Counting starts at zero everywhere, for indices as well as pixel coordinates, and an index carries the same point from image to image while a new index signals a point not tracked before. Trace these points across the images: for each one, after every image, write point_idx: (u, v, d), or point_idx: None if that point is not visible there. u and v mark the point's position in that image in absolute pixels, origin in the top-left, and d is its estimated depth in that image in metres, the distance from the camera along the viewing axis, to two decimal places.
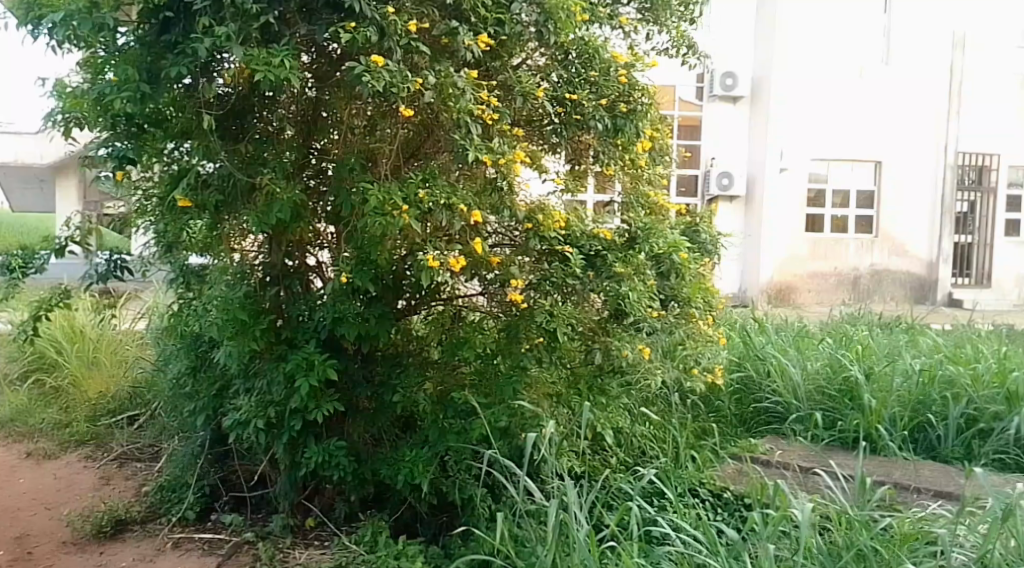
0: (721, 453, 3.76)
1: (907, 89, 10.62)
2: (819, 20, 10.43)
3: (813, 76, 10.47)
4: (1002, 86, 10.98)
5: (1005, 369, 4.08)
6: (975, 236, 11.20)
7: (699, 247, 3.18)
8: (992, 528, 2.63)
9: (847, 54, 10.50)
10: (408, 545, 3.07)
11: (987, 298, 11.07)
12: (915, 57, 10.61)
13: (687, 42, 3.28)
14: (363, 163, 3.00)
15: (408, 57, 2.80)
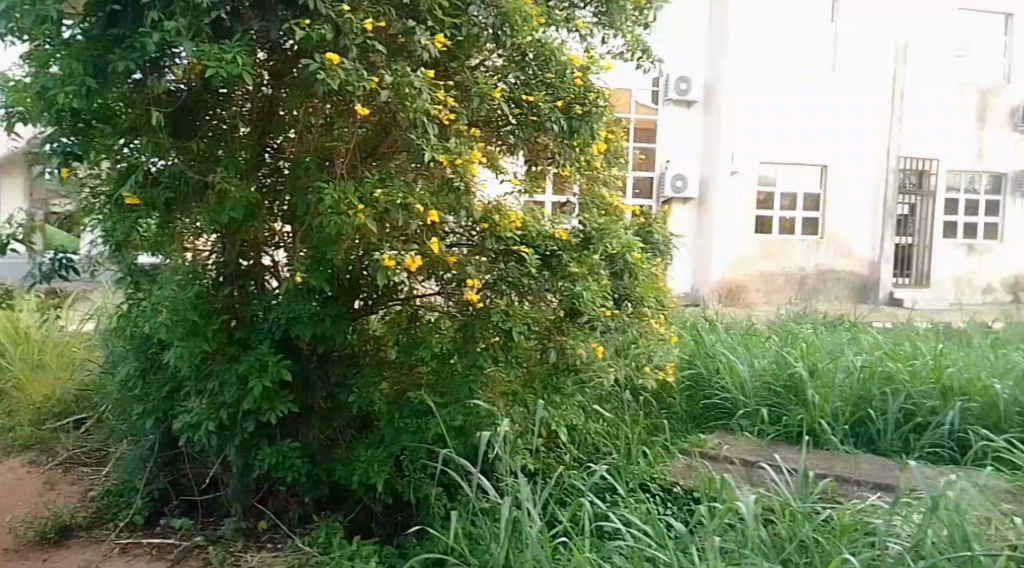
0: (671, 449, 3.86)
1: (851, 96, 11.13)
2: (770, 28, 10.79)
3: (764, 81, 10.83)
4: (942, 92, 11.56)
5: (940, 366, 4.26)
6: (916, 238, 12.05)
7: (652, 248, 3.25)
8: (925, 518, 2.74)
9: (795, 61, 10.92)
10: (362, 546, 3.07)
11: (925, 297, 11.82)
12: (860, 66, 11.11)
13: (642, 46, 3.33)
14: (318, 162, 3.00)
15: (366, 55, 2.80)
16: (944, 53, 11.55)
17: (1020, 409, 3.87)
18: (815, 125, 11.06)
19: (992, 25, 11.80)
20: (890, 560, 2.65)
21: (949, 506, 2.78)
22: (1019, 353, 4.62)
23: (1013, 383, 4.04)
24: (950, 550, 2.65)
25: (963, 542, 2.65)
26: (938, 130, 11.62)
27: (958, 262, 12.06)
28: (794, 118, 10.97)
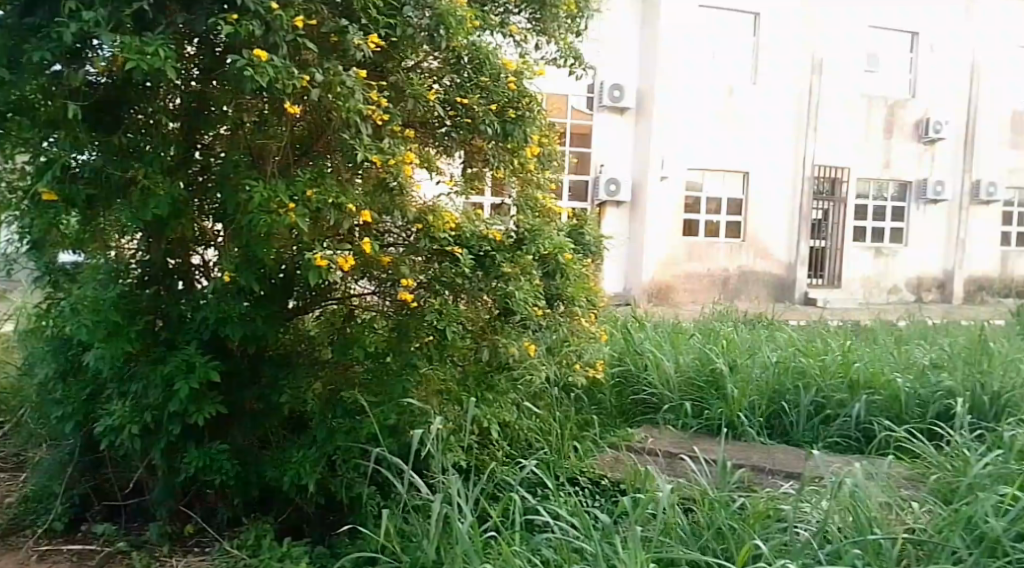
0: (601, 442, 4.01)
1: (769, 109, 12.35)
2: (698, 43, 11.90)
3: (691, 92, 11.91)
4: (850, 106, 12.88)
5: (848, 361, 4.52)
6: (828, 241, 13.27)
7: (582, 248, 3.40)
8: (830, 505, 2.89)
9: (719, 74, 12.09)
10: (292, 547, 3.12)
11: (833, 296, 12.99)
12: (777, 80, 12.29)
13: (574, 53, 3.62)
14: (247, 160, 2.97)
15: (297, 52, 2.77)
16: (854, 70, 12.87)
17: (920, 400, 4.13)
18: (737, 133, 12.21)
19: (899, 45, 13.18)
20: (797, 546, 2.79)
21: (850, 494, 2.94)
22: (921, 350, 4.94)
23: (913, 377, 4.34)
24: (855, 534, 2.80)
25: (865, 526, 2.81)
26: (846, 140, 12.93)
27: (864, 264, 13.37)
28: (718, 126, 12.09)
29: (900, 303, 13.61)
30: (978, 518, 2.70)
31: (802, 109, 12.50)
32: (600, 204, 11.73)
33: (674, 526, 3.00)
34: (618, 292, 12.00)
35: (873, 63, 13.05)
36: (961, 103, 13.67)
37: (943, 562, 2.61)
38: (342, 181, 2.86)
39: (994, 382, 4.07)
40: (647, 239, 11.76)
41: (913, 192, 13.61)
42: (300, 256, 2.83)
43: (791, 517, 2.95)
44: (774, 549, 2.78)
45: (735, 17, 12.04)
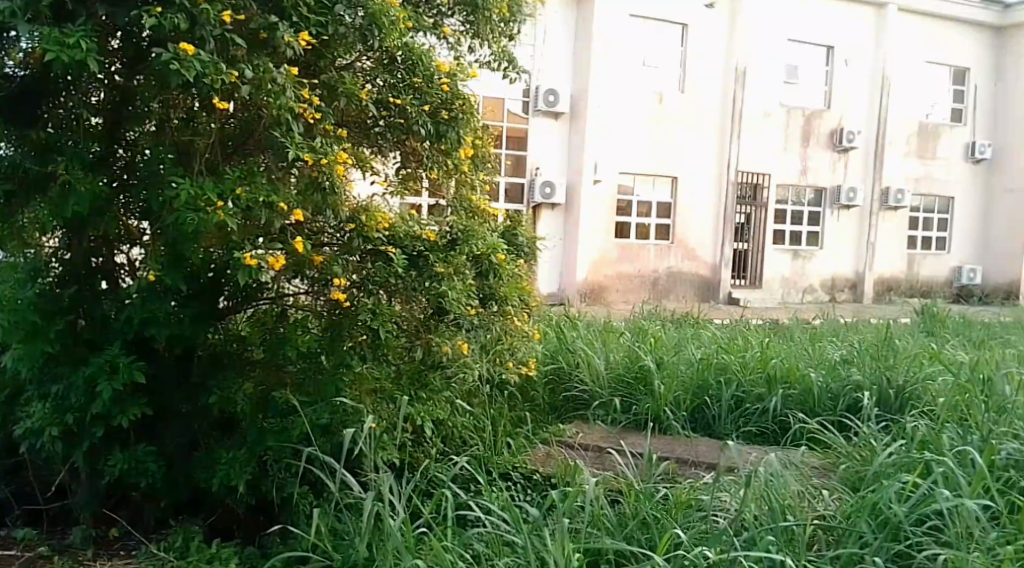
0: (534, 438, 4.10)
1: (696, 116, 12.80)
2: (629, 51, 12.28)
3: (623, 97, 12.24)
4: (770, 114, 13.43)
5: (767, 357, 4.72)
6: (750, 244, 13.65)
7: (517, 250, 3.56)
8: (746, 492, 3.01)
9: (649, 82, 12.51)
10: (220, 549, 3.10)
11: (755, 295, 13.40)
12: (703, 89, 12.78)
13: (507, 57, 3.76)
14: (171, 157, 2.86)
15: (225, 47, 2.73)
16: (773, 81, 13.47)
17: (831, 395, 4.35)
18: (665, 139, 12.60)
19: (814, 58, 13.89)
20: (715, 533, 2.90)
21: (765, 484, 3.07)
22: (834, 346, 5.19)
23: (825, 371, 4.56)
24: (769, 520, 2.92)
25: (779, 512, 2.94)
26: (767, 147, 13.46)
27: (781, 265, 13.85)
28: (648, 132, 12.48)
29: (814, 302, 14.04)
30: (882, 504, 2.84)
31: (727, 116, 12.96)
32: (536, 206, 11.87)
33: (602, 517, 3.07)
34: (552, 291, 12.12)
35: (791, 75, 13.69)
36: (872, 112, 14.33)
37: (850, 547, 2.76)
38: (276, 180, 2.83)
39: (898, 377, 4.30)
40: (581, 240, 11.92)
41: (828, 198, 14.19)
42: (228, 254, 2.76)
43: (709, 505, 3.08)
44: (692, 538, 2.87)
45: (664, 27, 12.52)
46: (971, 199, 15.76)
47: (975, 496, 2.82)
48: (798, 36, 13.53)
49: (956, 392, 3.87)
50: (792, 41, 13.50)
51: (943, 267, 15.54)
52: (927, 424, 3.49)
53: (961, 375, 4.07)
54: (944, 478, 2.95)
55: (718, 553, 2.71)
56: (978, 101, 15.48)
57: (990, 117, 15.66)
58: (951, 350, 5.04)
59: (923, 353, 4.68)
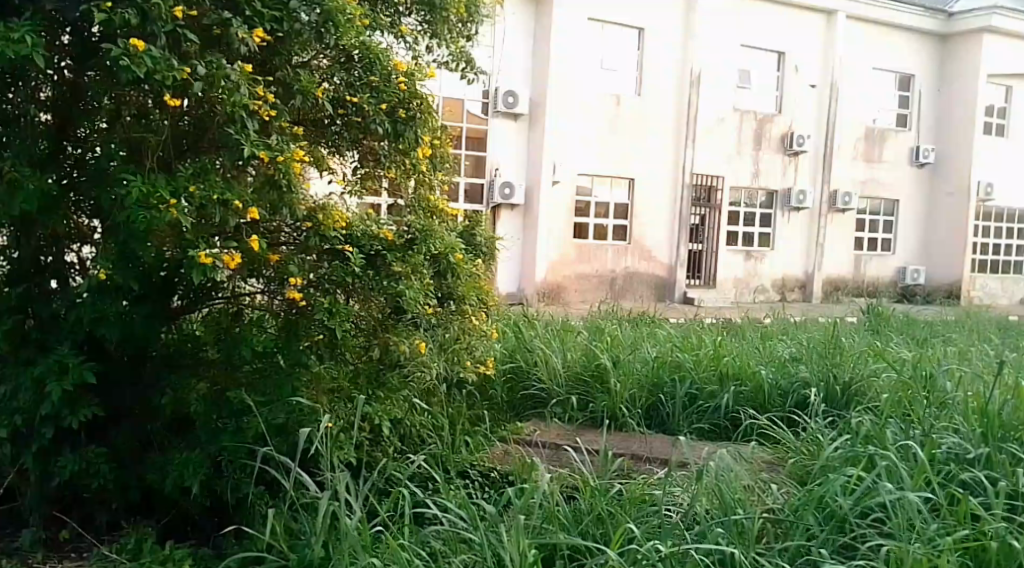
0: (492, 436, 4.12)
1: (653, 119, 12.94)
2: (587, 53, 12.36)
3: (581, 99, 12.33)
4: (724, 118, 13.65)
5: (719, 354, 4.81)
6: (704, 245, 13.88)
7: (475, 249, 3.61)
8: (696, 487, 3.07)
9: (606, 84, 12.61)
10: (174, 550, 3.09)
11: (710, 295, 13.58)
12: (660, 92, 12.92)
13: (465, 57, 3.80)
14: (122, 154, 2.81)
15: (177, 44, 2.71)
16: (727, 85, 13.67)
17: (780, 392, 4.45)
18: (622, 141, 12.71)
19: (767, 63, 14.14)
20: (668, 527, 2.95)
21: (716, 479, 3.14)
22: (783, 344, 5.30)
23: (775, 369, 4.65)
24: (720, 514, 2.99)
25: (730, 505, 3.01)
26: (720, 150, 13.67)
27: (735, 266, 14.06)
28: (605, 134, 12.58)
29: (766, 302, 14.26)
30: (828, 497, 2.93)
31: (683, 119, 13.13)
32: (495, 206, 11.89)
33: (558, 513, 3.11)
34: (511, 291, 12.16)
35: (744, 80, 13.90)
36: (824, 117, 14.60)
37: (797, 539, 2.84)
38: (231, 178, 2.82)
39: (845, 373, 4.42)
40: (539, 240, 11.97)
41: (780, 200, 14.46)
42: (180, 251, 2.73)
43: (662, 499, 3.14)
44: (645, 532, 2.92)
45: (620, 31, 12.64)
46: (916, 201, 16.17)
47: (917, 488, 2.91)
48: (752, 42, 13.76)
49: (899, 388, 3.99)
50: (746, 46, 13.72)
51: (889, 267, 15.91)
52: (871, 419, 3.59)
53: (904, 372, 4.20)
54: (888, 472, 3.04)
55: (670, 546, 2.75)
56: (922, 106, 15.86)
57: (933, 122, 16.09)
58: (895, 347, 5.18)
59: (868, 350, 4.81)
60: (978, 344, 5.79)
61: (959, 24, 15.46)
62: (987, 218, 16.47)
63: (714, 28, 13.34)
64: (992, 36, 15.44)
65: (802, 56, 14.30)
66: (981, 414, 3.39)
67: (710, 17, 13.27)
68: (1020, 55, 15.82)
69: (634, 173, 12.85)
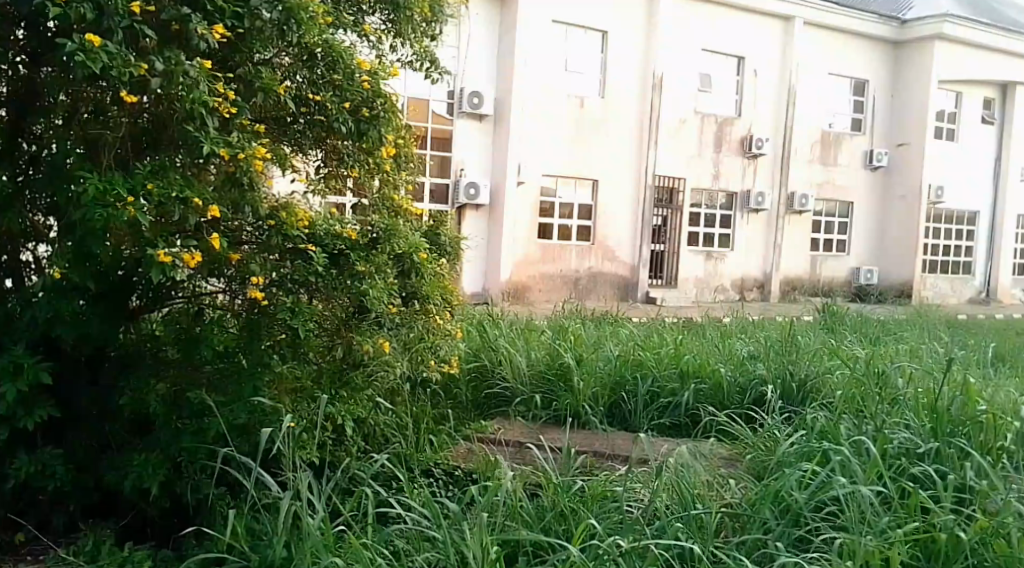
0: (455, 435, 4.15)
1: (616, 121, 13.04)
2: (552, 55, 12.41)
3: (545, 101, 12.37)
4: (686, 120, 13.81)
5: (681, 353, 4.89)
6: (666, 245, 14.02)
7: (439, 249, 3.64)
8: (655, 485, 3.13)
9: (570, 86, 12.68)
10: (134, 552, 3.08)
11: (671, 294, 13.73)
12: (622, 94, 13.03)
13: (429, 57, 3.83)
14: (79, 151, 2.81)
15: (135, 39, 2.69)
16: (688, 88, 13.83)
17: (739, 390, 4.53)
18: (586, 143, 12.78)
19: (728, 66, 14.35)
20: (628, 523, 3.01)
21: (675, 476, 3.20)
22: (741, 342, 5.41)
23: (734, 366, 4.74)
24: (679, 509, 3.05)
25: (688, 501, 3.07)
26: (681, 152, 13.82)
27: (696, 266, 14.23)
28: (569, 135, 12.64)
29: (725, 301, 14.46)
30: (784, 492, 2.99)
31: (645, 121, 13.25)
32: (460, 207, 11.89)
33: (520, 510, 3.15)
34: (476, 291, 12.18)
35: (705, 83, 14.07)
36: (782, 120, 14.83)
37: (755, 533, 2.91)
38: (191, 176, 2.80)
39: (801, 370, 4.53)
40: (504, 241, 11.99)
41: (739, 202, 14.66)
42: (139, 250, 2.68)
43: (623, 495, 3.19)
44: (607, 527, 2.97)
45: (584, 33, 12.72)
46: (871, 202, 16.51)
47: (870, 482, 3.00)
48: (712, 46, 13.94)
49: (853, 384, 4.10)
50: (707, 49, 13.89)
51: (843, 267, 16.22)
52: (826, 415, 3.68)
53: (857, 369, 4.31)
54: (841, 467, 3.12)
55: (631, 541, 2.81)
56: (876, 110, 16.19)
57: (887, 126, 16.43)
58: (849, 345, 5.33)
59: (823, 348, 4.92)
60: (929, 342, 5.95)
61: (911, 30, 15.80)
62: (938, 220, 16.87)
63: (675, 31, 13.50)
64: (944, 43, 15.80)
65: (761, 61, 14.50)
66: (931, 410, 3.50)
67: (672, 21, 13.42)
68: (972, 61, 16.24)
69: (598, 174, 12.94)
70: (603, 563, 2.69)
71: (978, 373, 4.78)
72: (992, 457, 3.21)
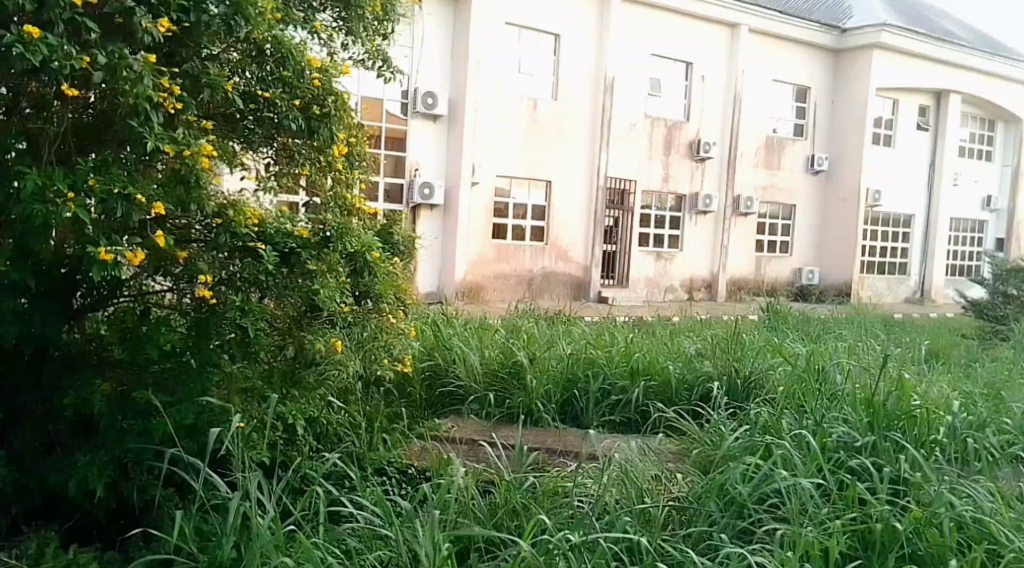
0: (409, 433, 4.17)
1: (569, 124, 13.15)
2: (505, 56, 12.46)
3: (499, 102, 12.42)
4: (636, 123, 13.99)
5: (630, 351, 4.98)
6: (619, 246, 14.19)
7: (392, 248, 3.66)
8: (605, 482, 3.19)
9: (524, 88, 12.74)
10: (79, 554, 3.03)
11: (622, 294, 13.91)
12: (575, 96, 13.15)
13: (380, 55, 3.85)
14: (19, 148, 2.76)
15: (75, 32, 2.68)
16: (639, 92, 14.02)
17: (686, 386, 4.65)
18: (539, 145, 12.87)
19: (677, 70, 14.59)
20: (578, 518, 3.07)
21: (623, 471, 3.28)
22: (689, 340, 5.54)
23: (681, 364, 4.86)
24: (628, 503, 3.13)
25: (635, 495, 3.16)
26: (632, 155, 14.01)
27: (647, 266, 14.44)
28: (522, 136, 12.71)
29: (675, 301, 14.68)
30: (729, 484, 3.09)
31: (597, 124, 13.40)
32: (415, 207, 11.87)
33: (472, 507, 3.19)
34: (431, 290, 12.14)
35: (655, 88, 14.27)
36: (729, 124, 15.13)
37: (701, 525, 3.01)
38: (136, 172, 2.75)
39: (745, 366, 4.67)
40: (459, 241, 12.00)
41: (688, 204, 14.90)
42: (82, 247, 2.69)
43: (574, 490, 3.24)
44: (557, 523, 3.02)
45: (537, 36, 12.80)
46: (814, 205, 16.96)
47: (810, 474, 3.12)
48: (662, 51, 14.14)
49: (794, 380, 4.24)
50: (657, 53, 14.09)
51: (786, 268, 16.62)
52: (769, 411, 3.81)
53: (798, 365, 4.46)
54: (783, 460, 3.23)
55: (580, 535, 2.87)
56: (818, 116, 16.62)
57: (830, 131, 16.88)
58: (790, 343, 5.48)
59: (767, 346, 5.05)
60: (868, 340, 6.15)
61: (852, 38, 16.24)
62: (876, 222, 17.39)
63: (626, 35, 13.67)
64: (883, 52, 16.28)
65: (709, 67, 14.77)
66: (867, 404, 3.64)
67: (623, 25, 13.58)
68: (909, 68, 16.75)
69: (551, 175, 13.03)
70: (554, 557, 2.74)
71: (913, 369, 4.98)
72: (925, 450, 3.36)
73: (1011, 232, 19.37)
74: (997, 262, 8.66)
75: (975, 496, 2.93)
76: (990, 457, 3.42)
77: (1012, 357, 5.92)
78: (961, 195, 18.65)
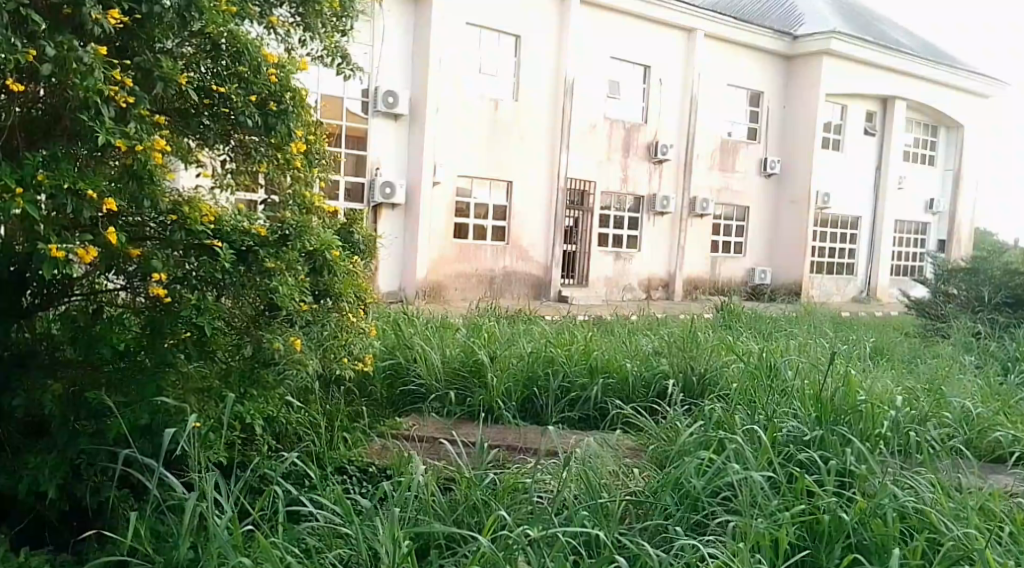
0: (370, 432, 4.18)
1: (530, 125, 13.23)
2: (466, 57, 12.47)
3: (459, 103, 12.43)
4: (594, 125, 14.11)
5: (590, 350, 5.05)
6: (578, 245, 14.32)
7: (352, 246, 3.65)
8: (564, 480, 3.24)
9: (484, 88, 12.76)
10: (30, 557, 2.99)
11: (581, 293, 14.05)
12: (535, 98, 13.24)
13: (339, 53, 3.86)
14: None
15: (23, 26, 2.63)
16: (598, 95, 14.15)
17: (643, 383, 4.75)
18: (500, 146, 12.90)
19: (636, 72, 14.76)
20: (536, 513, 3.12)
21: (582, 467, 3.34)
22: (647, 339, 5.61)
23: (639, 362, 4.95)
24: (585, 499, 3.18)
25: (594, 490, 3.22)
26: (592, 156, 14.14)
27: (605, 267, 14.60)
28: (483, 136, 12.73)
29: (633, 300, 14.87)
30: (683, 479, 3.18)
31: (556, 126, 13.49)
32: (375, 206, 11.87)
33: (431, 504, 3.22)
34: (392, 290, 12.11)
35: (613, 90, 14.42)
36: (686, 126, 15.33)
37: (656, 518, 3.09)
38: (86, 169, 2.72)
39: (700, 363, 4.77)
40: (420, 240, 11.99)
41: (646, 205, 15.06)
42: (32, 244, 2.65)
43: (534, 487, 3.28)
44: (516, 518, 3.06)
45: (497, 37, 12.84)
46: (768, 205, 17.30)
47: (760, 468, 3.22)
48: (620, 54, 14.29)
49: (747, 378, 4.35)
50: (615, 55, 14.23)
51: (740, 267, 16.92)
52: (722, 407, 3.91)
53: (750, 362, 4.59)
54: (735, 454, 3.33)
55: (540, 531, 2.91)
56: (771, 119, 16.95)
57: (783, 134, 17.22)
58: (743, 341, 5.58)
59: (721, 344, 5.16)
60: (818, 338, 6.33)
61: (804, 44, 16.57)
62: (826, 224, 17.76)
63: (585, 37, 13.76)
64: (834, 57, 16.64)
65: (666, 71, 14.98)
66: (815, 400, 3.77)
67: (583, 27, 13.68)
68: (858, 72, 17.15)
69: (511, 176, 13.07)
70: (512, 552, 2.76)
71: (858, 366, 5.09)
72: (871, 443, 3.48)
73: (953, 233, 19.95)
74: (939, 262, 8.96)
75: (916, 488, 3.04)
76: (931, 450, 3.56)
77: (953, 354, 6.10)
78: (906, 197, 19.16)
